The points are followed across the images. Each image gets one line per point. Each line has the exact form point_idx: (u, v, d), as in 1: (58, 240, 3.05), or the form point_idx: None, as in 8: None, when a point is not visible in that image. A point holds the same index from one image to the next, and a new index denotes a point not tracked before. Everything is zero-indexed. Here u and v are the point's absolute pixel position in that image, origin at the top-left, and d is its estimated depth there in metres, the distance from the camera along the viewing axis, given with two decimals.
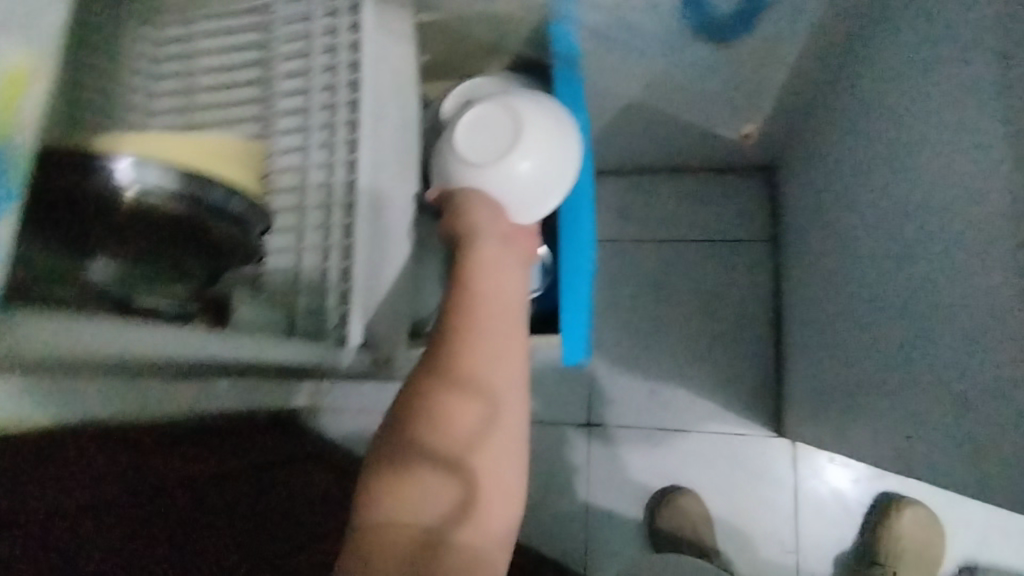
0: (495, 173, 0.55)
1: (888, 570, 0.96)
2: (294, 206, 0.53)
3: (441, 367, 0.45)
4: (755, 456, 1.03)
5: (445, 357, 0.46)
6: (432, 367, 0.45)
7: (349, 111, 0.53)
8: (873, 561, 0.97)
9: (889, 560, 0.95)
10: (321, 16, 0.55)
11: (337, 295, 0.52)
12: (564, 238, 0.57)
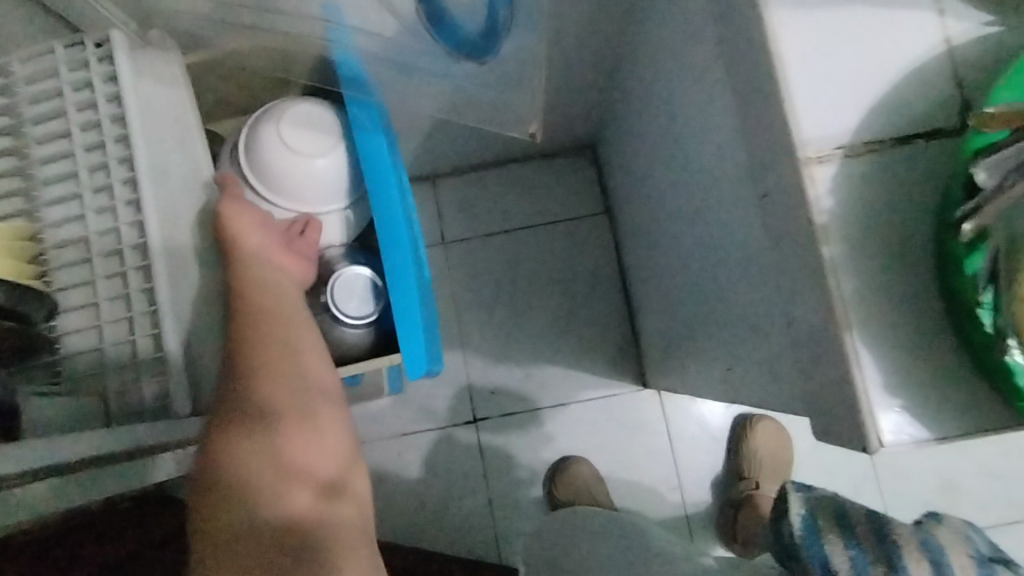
0: (295, 170, 0.57)
1: (752, 482, 1.05)
2: (83, 282, 0.48)
3: (255, 378, 0.50)
4: (629, 410, 1.11)
5: (259, 369, 0.50)
6: (246, 379, 0.50)
7: (124, 169, 0.49)
8: (740, 477, 1.07)
9: (751, 471, 1.05)
10: (70, 71, 0.50)
11: (153, 366, 0.48)
12: (388, 272, 0.57)
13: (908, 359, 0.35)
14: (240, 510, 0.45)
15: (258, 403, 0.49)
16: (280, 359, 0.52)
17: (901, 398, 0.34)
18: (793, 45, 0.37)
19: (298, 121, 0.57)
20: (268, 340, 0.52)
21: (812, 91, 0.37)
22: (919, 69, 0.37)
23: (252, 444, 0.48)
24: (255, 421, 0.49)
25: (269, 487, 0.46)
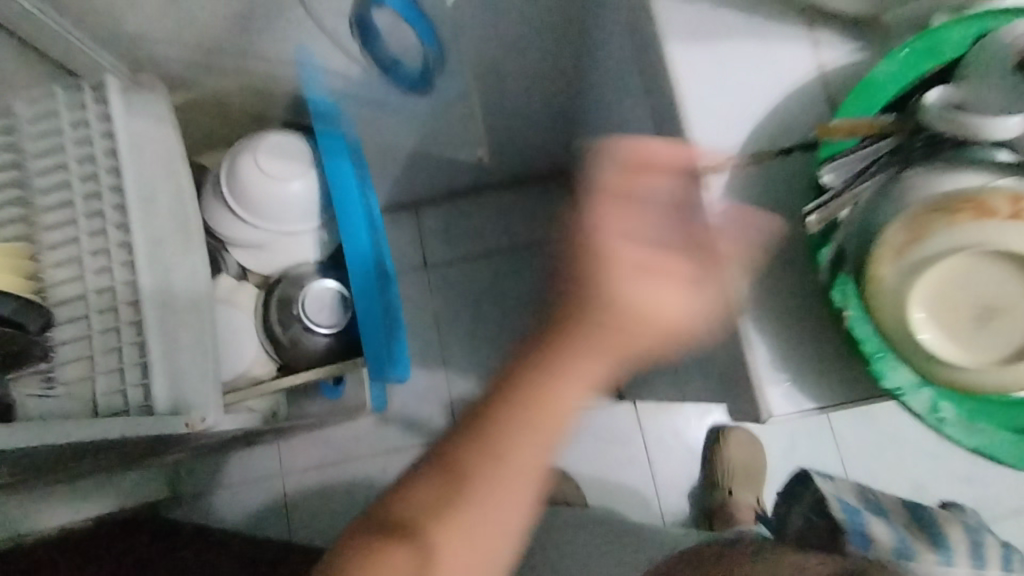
0: (269, 192, 0.62)
1: (726, 489, 1.08)
2: (76, 297, 0.54)
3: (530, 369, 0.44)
4: (608, 422, 1.15)
5: (585, 340, 0.43)
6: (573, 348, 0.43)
7: (115, 196, 0.55)
8: (715, 485, 1.10)
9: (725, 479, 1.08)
10: (69, 111, 0.56)
11: (137, 372, 0.53)
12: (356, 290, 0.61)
13: (792, 340, 0.40)
14: (441, 541, 0.45)
15: (554, 396, 0.43)
16: (621, 325, 0.42)
17: (789, 375, 0.39)
18: (688, 72, 0.43)
19: (274, 149, 0.63)
20: (599, 314, 0.42)
21: (706, 111, 0.43)
22: (796, 90, 0.42)
23: (526, 438, 0.44)
24: (535, 422, 0.44)
25: (475, 522, 0.45)
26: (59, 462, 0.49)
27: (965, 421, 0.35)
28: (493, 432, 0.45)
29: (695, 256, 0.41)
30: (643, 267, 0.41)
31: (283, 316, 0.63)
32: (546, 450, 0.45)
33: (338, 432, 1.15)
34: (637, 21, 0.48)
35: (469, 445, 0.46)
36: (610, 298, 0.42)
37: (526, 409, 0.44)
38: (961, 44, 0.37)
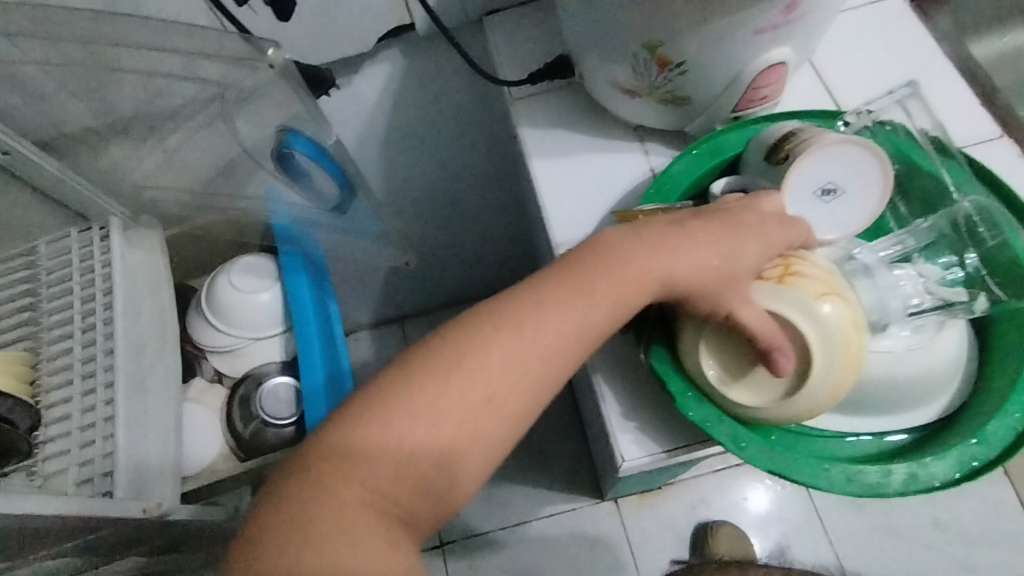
0: (239, 305, 0.73)
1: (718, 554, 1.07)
2: (63, 399, 0.62)
3: (536, 303, 0.39)
4: (591, 524, 1.14)
5: (605, 269, 0.40)
6: (570, 273, 0.40)
7: (106, 311, 0.66)
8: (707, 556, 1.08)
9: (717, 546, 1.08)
10: (79, 249, 0.70)
11: (104, 462, 0.59)
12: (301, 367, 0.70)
13: (639, 390, 0.48)
14: (335, 485, 0.36)
15: (520, 338, 0.38)
16: (641, 263, 0.40)
17: (634, 423, 0.47)
18: (546, 182, 0.55)
19: (244, 268, 0.74)
20: (616, 251, 0.40)
21: (561, 211, 0.54)
22: (634, 189, 0.54)
23: (482, 391, 0.37)
24: (501, 375, 0.38)
25: (377, 488, 0.36)
26: (25, 548, 0.55)
27: (762, 446, 0.43)
28: (443, 376, 0.37)
29: (711, 219, 0.41)
30: (687, 218, 0.41)
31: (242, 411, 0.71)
32: (498, 436, 0.38)
33: None
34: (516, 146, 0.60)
35: (428, 394, 0.37)
36: (632, 234, 0.41)
37: (464, 348, 0.38)
38: (737, 147, 0.49)
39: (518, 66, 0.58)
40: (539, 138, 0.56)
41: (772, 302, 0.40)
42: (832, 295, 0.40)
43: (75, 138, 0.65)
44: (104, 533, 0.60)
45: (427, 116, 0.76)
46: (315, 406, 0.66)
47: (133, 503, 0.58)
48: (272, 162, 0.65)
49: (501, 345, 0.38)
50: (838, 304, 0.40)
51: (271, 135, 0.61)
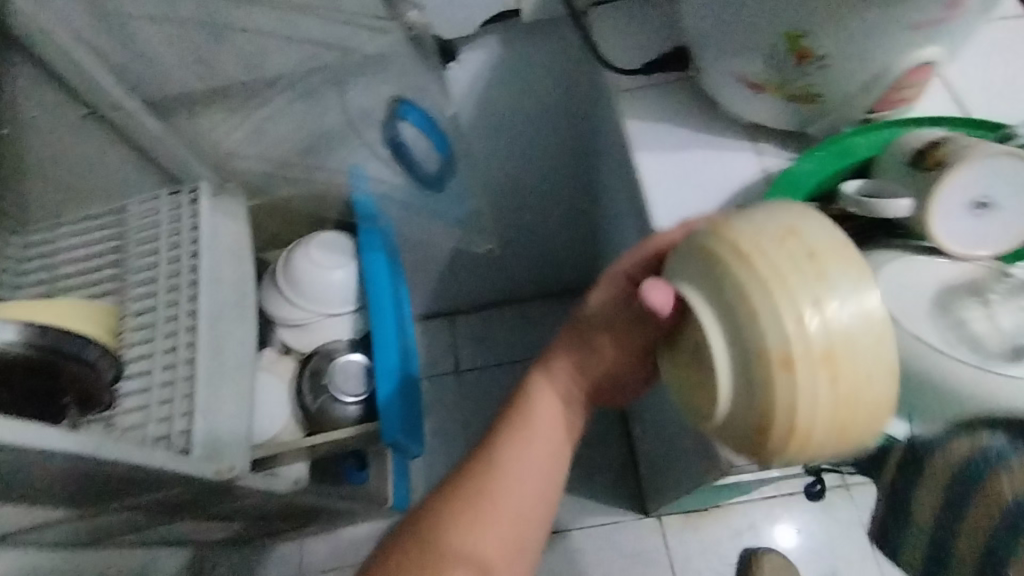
0: (313, 278, 0.73)
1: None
2: (144, 355, 0.63)
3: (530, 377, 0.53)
4: (633, 540, 1.11)
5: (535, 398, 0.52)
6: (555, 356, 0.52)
7: (191, 274, 0.66)
8: None
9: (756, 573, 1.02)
10: (167, 210, 0.70)
11: (182, 420, 0.60)
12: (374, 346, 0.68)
13: None
14: None
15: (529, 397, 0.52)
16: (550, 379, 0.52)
17: None
18: (651, 175, 0.53)
19: (321, 244, 0.75)
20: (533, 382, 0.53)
21: (667, 203, 0.52)
22: (749, 185, 0.51)
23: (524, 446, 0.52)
24: (502, 475, 0.51)
25: None
26: (101, 495, 0.56)
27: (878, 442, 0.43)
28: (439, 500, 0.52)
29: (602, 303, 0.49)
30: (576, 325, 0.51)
31: (312, 385, 0.71)
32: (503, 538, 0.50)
33: (361, 531, 1.15)
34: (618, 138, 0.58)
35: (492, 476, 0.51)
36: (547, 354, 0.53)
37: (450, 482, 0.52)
38: (868, 151, 0.47)
39: (626, 56, 0.57)
40: (647, 131, 0.55)
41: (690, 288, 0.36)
42: (748, 258, 0.33)
43: (176, 99, 0.66)
44: (176, 490, 0.60)
45: (517, 105, 0.75)
46: (385, 384, 0.66)
47: (206, 463, 0.58)
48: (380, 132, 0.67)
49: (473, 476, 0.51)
50: (774, 282, 0.32)
51: (383, 105, 0.65)
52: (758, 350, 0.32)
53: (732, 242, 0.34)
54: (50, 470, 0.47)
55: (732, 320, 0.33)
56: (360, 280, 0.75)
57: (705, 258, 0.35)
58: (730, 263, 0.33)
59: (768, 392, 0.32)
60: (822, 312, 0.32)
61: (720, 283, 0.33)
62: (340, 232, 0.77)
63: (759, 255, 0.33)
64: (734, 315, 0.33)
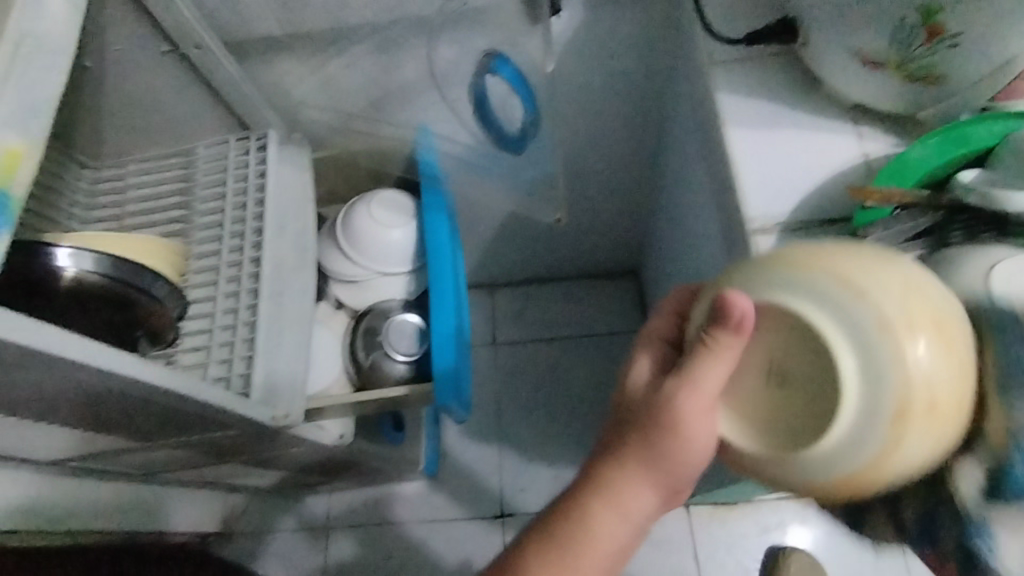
0: (372, 236, 0.73)
1: None
2: (206, 297, 0.63)
3: (594, 476, 0.45)
4: (660, 527, 1.11)
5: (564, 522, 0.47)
6: (613, 455, 0.44)
7: (256, 220, 0.66)
8: None
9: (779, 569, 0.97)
10: (235, 155, 0.70)
11: (242, 363, 0.60)
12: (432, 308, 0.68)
13: None
14: None
15: (610, 499, 0.44)
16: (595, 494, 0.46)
17: None
18: (742, 153, 0.51)
19: (382, 202, 0.74)
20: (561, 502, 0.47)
21: (758, 184, 0.50)
22: (847, 172, 0.49)
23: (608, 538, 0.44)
24: None
25: None
26: (160, 429, 0.57)
27: None
28: None
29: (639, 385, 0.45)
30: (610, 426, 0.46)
31: (367, 342, 0.71)
32: None
33: (388, 491, 1.17)
34: (706, 112, 0.56)
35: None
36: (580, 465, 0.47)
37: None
38: (989, 142, 0.44)
39: (723, 32, 0.55)
40: (741, 107, 0.52)
41: (804, 304, 0.35)
42: (814, 269, 0.35)
43: (254, 42, 0.65)
44: (232, 433, 0.61)
45: (593, 73, 0.72)
46: (443, 348, 0.66)
47: (264, 408, 0.59)
48: (469, 85, 0.65)
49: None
50: (857, 279, 0.34)
51: (477, 58, 0.63)
52: (896, 357, 0.33)
53: (854, 259, 0.35)
54: (122, 399, 0.48)
55: (851, 333, 0.34)
56: (419, 241, 0.74)
57: (772, 280, 0.36)
58: (804, 278, 0.35)
59: (886, 400, 0.33)
60: (913, 305, 0.33)
61: (852, 300, 0.34)
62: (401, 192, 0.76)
63: (831, 261, 0.35)
64: (883, 343, 0.33)
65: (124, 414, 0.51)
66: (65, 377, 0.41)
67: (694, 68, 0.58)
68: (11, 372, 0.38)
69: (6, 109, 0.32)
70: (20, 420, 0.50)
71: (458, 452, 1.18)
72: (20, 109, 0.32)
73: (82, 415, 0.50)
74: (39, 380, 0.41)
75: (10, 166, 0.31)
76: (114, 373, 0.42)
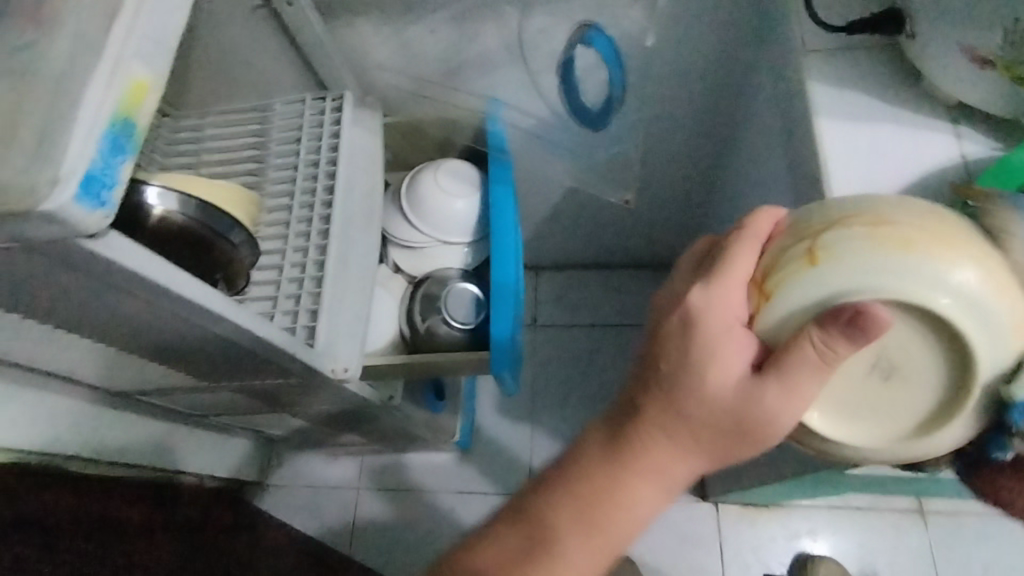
0: (436, 204, 0.74)
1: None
2: (275, 249, 0.65)
3: (637, 449, 0.44)
4: (685, 522, 1.11)
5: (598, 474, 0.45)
6: (662, 430, 0.43)
7: (328, 178, 0.68)
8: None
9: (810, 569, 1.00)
10: (311, 113, 0.71)
11: (307, 315, 0.62)
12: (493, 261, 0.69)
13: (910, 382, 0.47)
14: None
15: (651, 471, 0.44)
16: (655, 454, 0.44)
17: None
18: (831, 145, 0.50)
19: (448, 171, 0.75)
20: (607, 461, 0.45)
21: (846, 177, 0.48)
22: (940, 172, 0.48)
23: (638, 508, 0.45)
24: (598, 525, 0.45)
25: None
26: (226, 370, 0.59)
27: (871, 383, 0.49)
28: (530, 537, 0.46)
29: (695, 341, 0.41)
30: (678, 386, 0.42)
31: (424, 307, 0.73)
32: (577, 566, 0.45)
33: (418, 458, 1.19)
34: (794, 101, 0.54)
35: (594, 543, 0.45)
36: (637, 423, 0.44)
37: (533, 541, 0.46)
38: None
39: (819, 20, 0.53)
40: (832, 98, 0.51)
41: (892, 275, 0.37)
42: (904, 254, 0.36)
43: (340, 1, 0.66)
44: (291, 382, 0.63)
45: (670, 57, 0.71)
46: (504, 299, 0.67)
47: (325, 360, 0.61)
48: (559, 55, 0.65)
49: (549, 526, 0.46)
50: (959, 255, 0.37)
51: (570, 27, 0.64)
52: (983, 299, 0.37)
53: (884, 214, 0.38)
54: (201, 336, 0.49)
55: (944, 291, 0.37)
56: (481, 212, 0.75)
57: (888, 267, 0.37)
58: (921, 268, 0.36)
59: (1006, 334, 0.37)
60: (989, 275, 0.37)
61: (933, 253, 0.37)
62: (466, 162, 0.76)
63: (918, 244, 0.37)
64: (953, 273, 0.37)
65: (198, 350, 0.53)
66: (157, 309, 0.43)
67: (783, 55, 0.57)
68: (109, 298, 0.40)
69: (138, 41, 0.32)
70: (100, 348, 0.52)
71: (490, 428, 1.19)
72: (149, 43, 0.33)
73: (159, 348, 0.52)
74: (132, 308, 0.42)
75: (138, 96, 0.32)
76: (203, 310, 0.44)
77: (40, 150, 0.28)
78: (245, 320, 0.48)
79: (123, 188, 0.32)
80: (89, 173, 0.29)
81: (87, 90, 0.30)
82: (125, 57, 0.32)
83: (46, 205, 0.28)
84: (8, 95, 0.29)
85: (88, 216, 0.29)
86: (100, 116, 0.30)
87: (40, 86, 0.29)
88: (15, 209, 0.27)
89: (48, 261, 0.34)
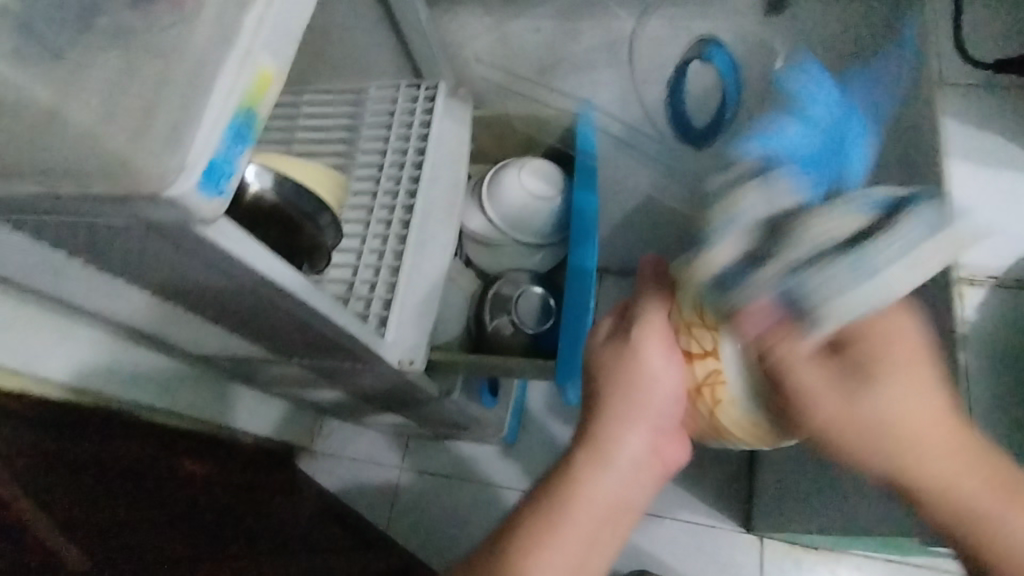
0: (517, 203, 0.73)
1: None
2: (356, 234, 0.65)
3: (614, 425, 0.47)
4: (724, 548, 1.08)
5: (580, 474, 0.46)
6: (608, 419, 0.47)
7: (413, 168, 0.68)
8: None
9: None
10: (404, 100, 0.72)
11: (380, 304, 0.62)
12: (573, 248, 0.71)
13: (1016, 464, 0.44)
14: None
15: (617, 439, 0.47)
16: (607, 452, 0.47)
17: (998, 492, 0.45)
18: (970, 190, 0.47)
19: (533, 171, 0.74)
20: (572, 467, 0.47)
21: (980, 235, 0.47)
22: None
23: (610, 487, 0.46)
24: (577, 530, 0.45)
25: None
26: (298, 348, 0.61)
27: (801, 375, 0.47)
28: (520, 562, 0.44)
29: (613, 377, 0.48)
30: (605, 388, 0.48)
31: (493, 307, 0.73)
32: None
33: (462, 447, 1.19)
34: (918, 138, 0.50)
35: (556, 535, 0.45)
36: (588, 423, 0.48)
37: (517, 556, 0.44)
38: None
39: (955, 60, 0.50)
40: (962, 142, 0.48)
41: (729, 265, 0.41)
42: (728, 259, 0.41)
43: None
44: (357, 366, 0.64)
45: None
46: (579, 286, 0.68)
47: (394, 351, 0.61)
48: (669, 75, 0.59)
49: (557, 529, 0.45)
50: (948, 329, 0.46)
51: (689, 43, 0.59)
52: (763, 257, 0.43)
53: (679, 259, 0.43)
54: (278, 315, 0.50)
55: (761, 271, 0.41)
56: (561, 216, 0.74)
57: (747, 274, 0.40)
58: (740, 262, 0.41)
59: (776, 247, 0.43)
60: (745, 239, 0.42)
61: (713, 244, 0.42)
62: (551, 163, 0.75)
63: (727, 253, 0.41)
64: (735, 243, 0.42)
65: (275, 327, 0.54)
66: (246, 288, 0.43)
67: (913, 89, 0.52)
68: (203, 275, 0.41)
69: (269, 31, 0.32)
70: (183, 314, 0.54)
71: (537, 426, 1.18)
72: (280, 33, 0.33)
73: (238, 321, 0.53)
74: (224, 285, 0.43)
75: (262, 85, 0.32)
76: (290, 293, 0.44)
77: (171, 136, 0.29)
78: (325, 307, 0.49)
79: (240, 177, 0.32)
80: (212, 161, 0.30)
81: (219, 77, 0.30)
82: (254, 47, 0.32)
83: (171, 190, 0.28)
84: (142, 80, 0.29)
85: (206, 203, 0.30)
86: (229, 103, 0.30)
87: (176, 73, 0.30)
88: (141, 192, 0.28)
89: (156, 239, 0.34)
